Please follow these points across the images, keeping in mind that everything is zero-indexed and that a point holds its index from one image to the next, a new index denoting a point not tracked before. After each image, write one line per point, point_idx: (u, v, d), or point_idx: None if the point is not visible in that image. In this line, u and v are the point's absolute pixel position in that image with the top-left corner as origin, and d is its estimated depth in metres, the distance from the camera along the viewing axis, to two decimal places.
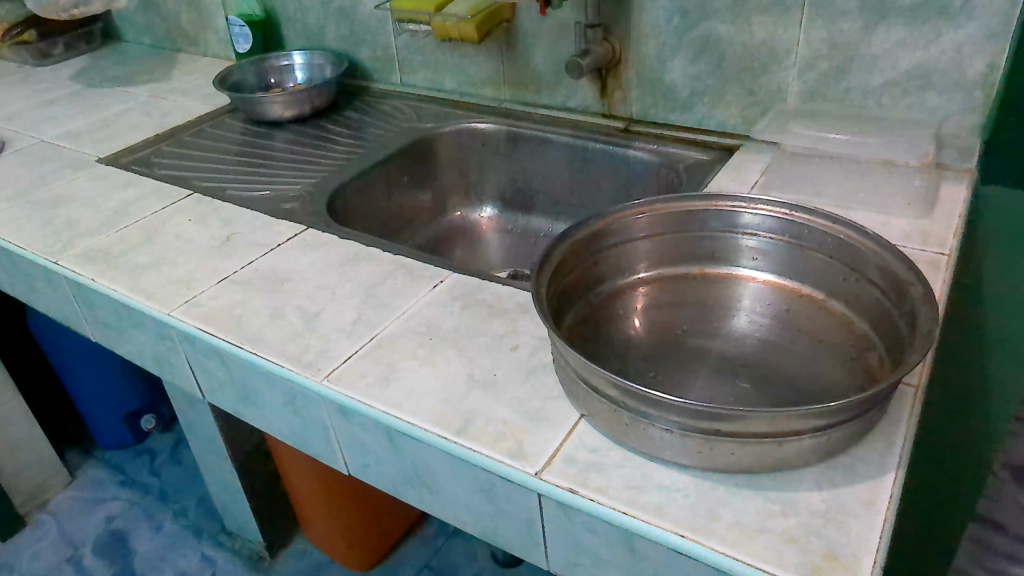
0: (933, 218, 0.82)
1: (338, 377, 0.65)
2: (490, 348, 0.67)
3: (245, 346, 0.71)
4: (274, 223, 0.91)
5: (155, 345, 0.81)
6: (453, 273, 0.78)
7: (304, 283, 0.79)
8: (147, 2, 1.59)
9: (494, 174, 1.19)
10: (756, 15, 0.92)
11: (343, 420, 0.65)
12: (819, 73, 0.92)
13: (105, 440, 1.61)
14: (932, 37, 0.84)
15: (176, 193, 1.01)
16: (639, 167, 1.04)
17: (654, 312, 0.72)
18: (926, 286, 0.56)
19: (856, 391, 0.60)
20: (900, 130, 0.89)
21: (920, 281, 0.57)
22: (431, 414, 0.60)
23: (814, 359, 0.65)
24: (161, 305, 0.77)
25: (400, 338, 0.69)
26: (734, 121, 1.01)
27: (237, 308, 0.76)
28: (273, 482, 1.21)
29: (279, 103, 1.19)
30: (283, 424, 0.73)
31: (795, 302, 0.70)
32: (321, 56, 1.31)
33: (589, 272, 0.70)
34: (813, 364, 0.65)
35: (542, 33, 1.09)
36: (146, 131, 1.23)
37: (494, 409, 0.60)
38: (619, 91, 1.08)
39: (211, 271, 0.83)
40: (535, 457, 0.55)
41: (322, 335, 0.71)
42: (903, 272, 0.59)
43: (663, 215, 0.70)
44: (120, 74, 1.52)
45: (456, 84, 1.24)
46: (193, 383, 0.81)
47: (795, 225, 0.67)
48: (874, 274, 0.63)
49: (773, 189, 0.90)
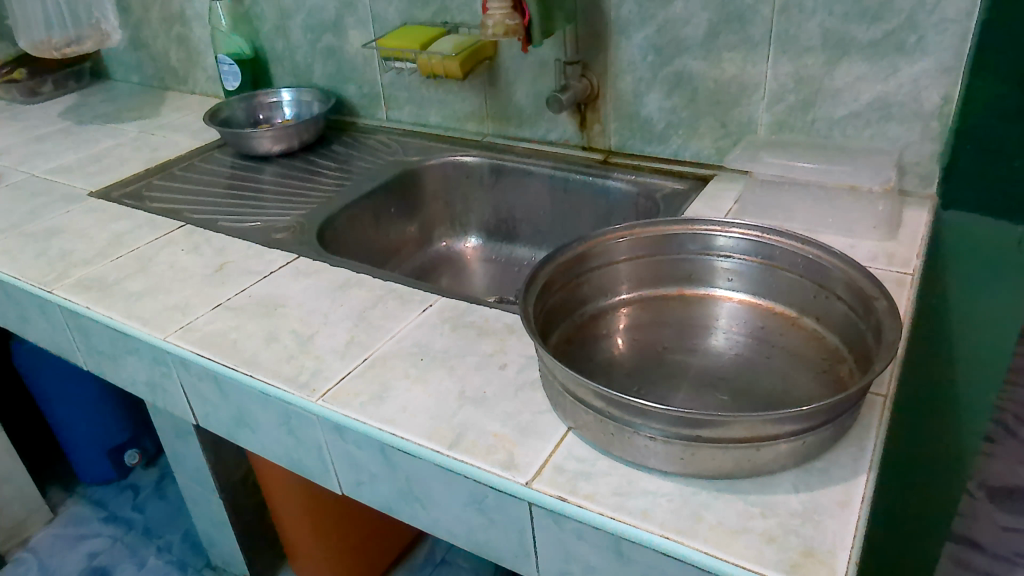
0: (897, 240, 0.86)
1: (333, 397, 0.67)
2: (479, 367, 0.70)
3: (241, 369, 0.73)
4: (266, 251, 0.94)
5: (149, 371, 0.83)
6: (442, 297, 0.81)
7: (298, 307, 0.81)
8: (136, 41, 1.63)
9: (479, 205, 1.23)
10: (726, 52, 0.98)
11: (338, 438, 0.67)
12: (786, 106, 0.97)
13: (88, 476, 1.60)
14: (890, 72, 0.89)
15: (168, 225, 1.04)
16: (619, 197, 1.08)
17: (636, 331, 0.75)
18: (891, 300, 0.59)
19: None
20: (864, 158, 0.94)
21: (885, 295, 0.60)
22: (424, 428, 0.63)
23: (789, 373, 0.68)
24: (157, 332, 0.79)
25: (392, 359, 0.72)
26: (708, 151, 1.06)
27: (232, 332, 0.78)
28: (255, 514, 1.19)
29: (269, 137, 1.23)
30: (278, 445, 0.75)
31: (770, 320, 0.73)
32: (309, 92, 1.35)
33: (573, 294, 0.73)
34: (788, 377, 0.68)
35: (523, 70, 1.14)
36: (136, 166, 1.25)
37: (485, 423, 0.63)
38: (598, 125, 1.13)
39: (204, 298, 0.85)
40: (525, 468, 0.58)
41: (316, 357, 0.73)
42: (868, 287, 0.63)
43: (643, 239, 0.74)
44: (109, 111, 1.55)
45: (441, 119, 1.28)
46: (186, 408, 0.83)
47: (767, 246, 0.71)
48: (843, 291, 0.67)
49: (746, 215, 0.94)
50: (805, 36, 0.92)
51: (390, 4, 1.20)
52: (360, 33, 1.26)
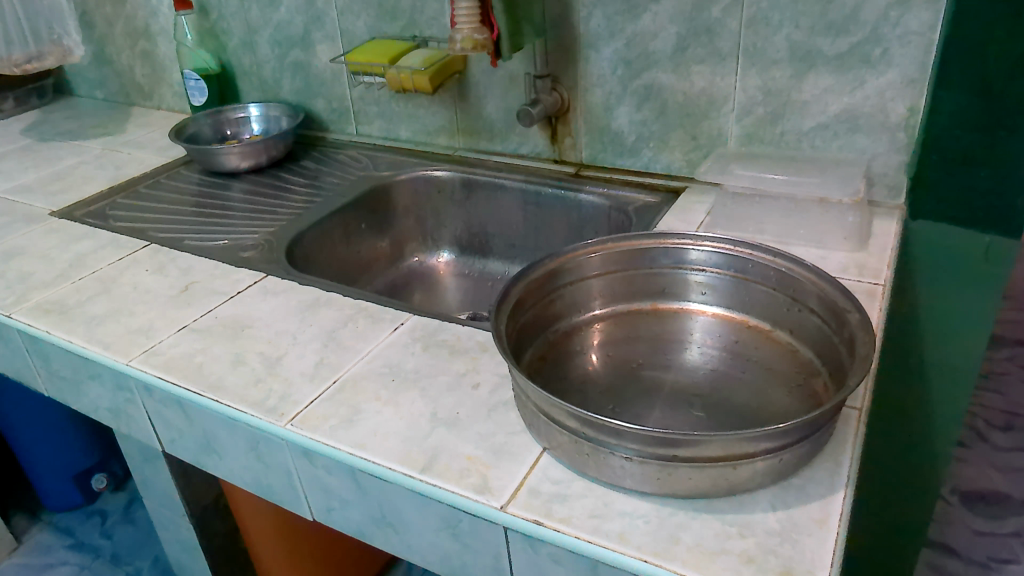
0: (867, 250, 0.86)
1: (302, 421, 0.66)
2: (451, 388, 0.68)
3: (206, 394, 0.71)
4: (233, 271, 0.92)
5: (113, 397, 0.81)
6: (413, 315, 0.80)
7: (266, 328, 0.79)
8: (100, 57, 1.60)
9: (451, 220, 1.22)
10: (695, 65, 0.98)
11: (307, 463, 0.66)
12: (756, 118, 0.98)
13: (53, 502, 1.56)
14: (857, 83, 0.90)
15: (132, 244, 1.01)
16: (590, 210, 1.08)
17: (610, 347, 0.74)
18: (863, 313, 0.59)
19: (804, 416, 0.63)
20: (833, 170, 0.94)
21: (857, 308, 0.60)
22: (396, 452, 0.61)
23: (764, 386, 0.68)
24: (119, 356, 0.77)
25: (363, 381, 0.70)
26: (679, 164, 1.06)
27: (197, 355, 0.76)
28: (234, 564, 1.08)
29: (236, 154, 1.21)
30: (246, 471, 0.73)
31: (743, 333, 0.73)
32: (278, 107, 1.33)
33: (545, 311, 0.72)
34: (763, 391, 0.67)
35: (493, 84, 1.13)
36: (100, 184, 1.23)
37: (458, 446, 0.61)
38: (569, 138, 1.12)
39: (169, 320, 0.83)
40: (499, 491, 0.57)
41: (285, 380, 0.71)
42: (841, 300, 0.63)
43: (615, 253, 0.73)
44: (73, 128, 1.52)
45: (412, 134, 1.27)
46: (152, 434, 0.81)
47: (739, 260, 0.71)
48: (815, 304, 0.66)
49: (718, 227, 0.94)
50: (773, 49, 0.93)
51: (358, 18, 1.19)
52: (328, 47, 1.25)
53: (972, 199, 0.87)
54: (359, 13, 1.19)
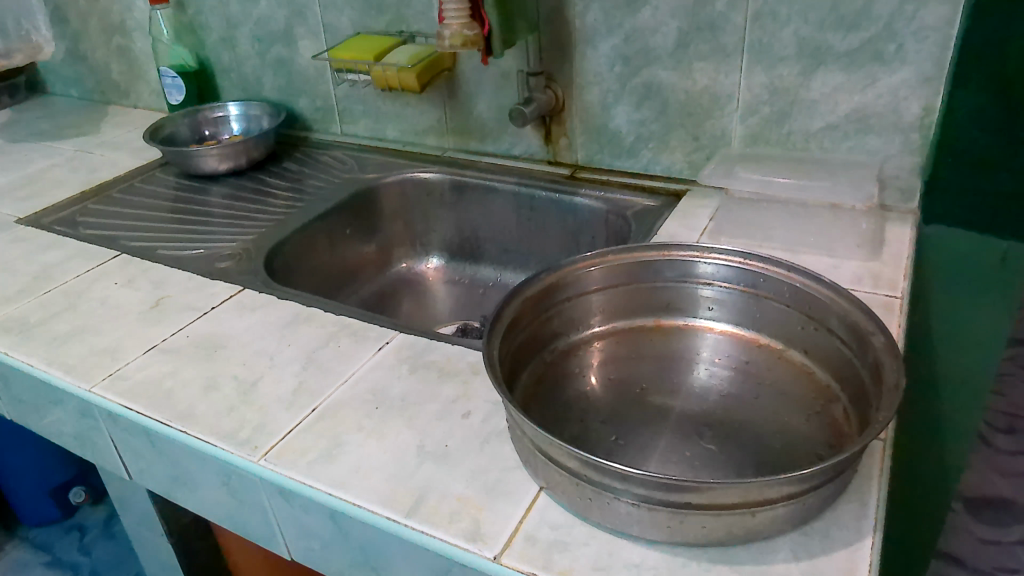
0: (881, 259, 0.82)
1: (278, 456, 0.61)
2: (441, 416, 0.63)
3: (175, 424, 0.65)
4: (208, 284, 0.86)
5: (77, 423, 0.75)
6: (400, 332, 0.75)
7: (241, 349, 0.74)
8: (74, 53, 1.54)
9: (440, 225, 1.16)
10: (697, 61, 0.93)
11: (284, 502, 0.61)
12: (761, 118, 0.93)
13: (30, 517, 1.50)
14: (869, 82, 0.85)
15: (101, 255, 0.95)
16: (587, 214, 1.03)
17: (612, 367, 0.69)
18: (889, 336, 0.54)
19: (825, 448, 0.58)
20: (844, 173, 0.89)
21: (882, 331, 0.55)
22: (380, 491, 0.56)
23: (780, 409, 0.63)
24: (83, 381, 0.72)
25: (344, 408, 0.65)
26: (680, 165, 1.01)
27: (167, 380, 0.71)
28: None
29: (215, 155, 1.15)
30: (219, 506, 0.68)
31: (754, 353, 0.68)
32: (259, 106, 1.27)
33: (540, 329, 0.67)
34: (779, 414, 0.62)
35: (483, 81, 1.08)
36: (71, 189, 1.17)
37: (447, 484, 0.56)
38: (564, 138, 1.07)
39: (138, 339, 0.77)
40: (493, 538, 0.52)
41: (260, 408, 0.66)
42: (862, 320, 0.58)
43: (617, 266, 0.68)
44: (46, 128, 1.45)
45: (399, 134, 1.21)
46: (119, 463, 0.75)
47: (751, 274, 0.66)
48: (833, 323, 0.62)
49: (722, 234, 0.89)
50: (780, 45, 0.87)
51: (342, 12, 1.13)
52: (311, 43, 1.19)
53: (993, 205, 0.82)
54: (343, 7, 1.13)
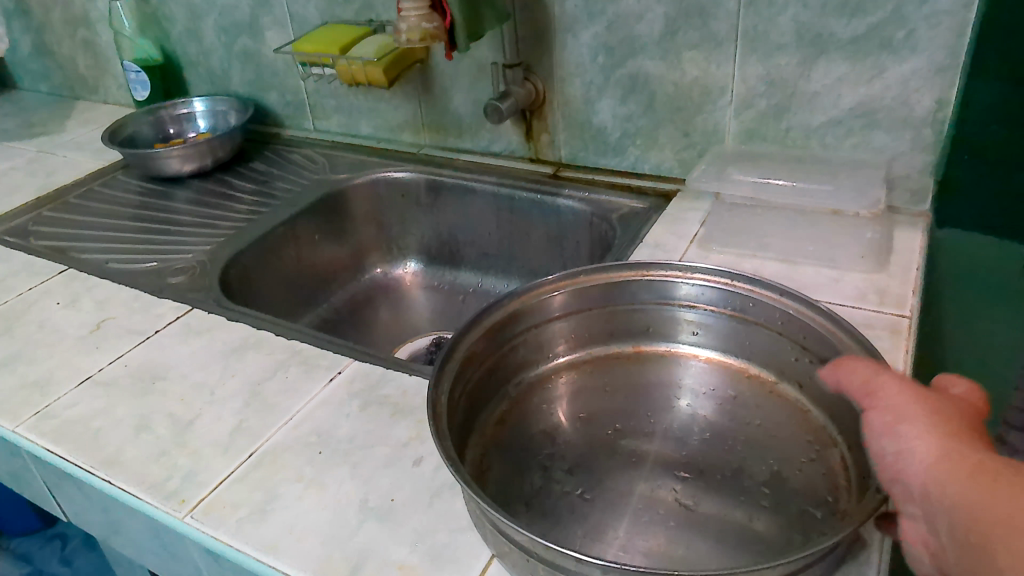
0: (889, 271, 0.74)
1: (206, 512, 0.54)
2: (389, 464, 0.56)
3: (100, 472, 0.59)
4: (155, 303, 0.80)
5: (8, 462, 0.69)
6: (355, 360, 0.68)
7: (180, 381, 0.68)
8: (40, 47, 1.47)
9: (417, 227, 1.09)
10: (686, 51, 0.85)
11: (214, 563, 0.54)
12: (757, 113, 0.85)
13: (8, 527, 1.45)
14: (876, 72, 0.77)
15: (47, 270, 0.89)
16: (570, 217, 0.95)
17: (585, 399, 0.63)
18: None
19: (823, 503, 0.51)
20: (848, 173, 0.81)
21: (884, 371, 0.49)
22: (313, 558, 0.50)
23: (766, 448, 0.56)
24: (7, 419, 0.66)
25: (284, 453, 0.58)
26: (670, 164, 0.93)
27: (97, 418, 0.64)
28: None
29: (177, 157, 1.08)
30: (153, 559, 0.61)
31: (742, 385, 0.62)
32: (225, 101, 1.20)
33: (504, 359, 0.61)
34: (767, 455, 0.56)
35: (458, 74, 1.00)
36: (26, 194, 1.10)
37: (390, 548, 0.50)
38: (546, 134, 0.99)
39: (72, 370, 0.71)
40: None
41: (193, 453, 0.60)
42: (862, 358, 0.51)
43: (589, 289, 0.62)
44: (10, 127, 1.39)
45: (373, 129, 1.14)
46: (54, 505, 0.69)
47: (738, 296, 0.60)
48: (828, 355, 0.56)
49: (714, 242, 0.81)
50: (777, 32, 0.79)
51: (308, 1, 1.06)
52: (277, 34, 1.12)
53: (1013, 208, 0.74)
54: None
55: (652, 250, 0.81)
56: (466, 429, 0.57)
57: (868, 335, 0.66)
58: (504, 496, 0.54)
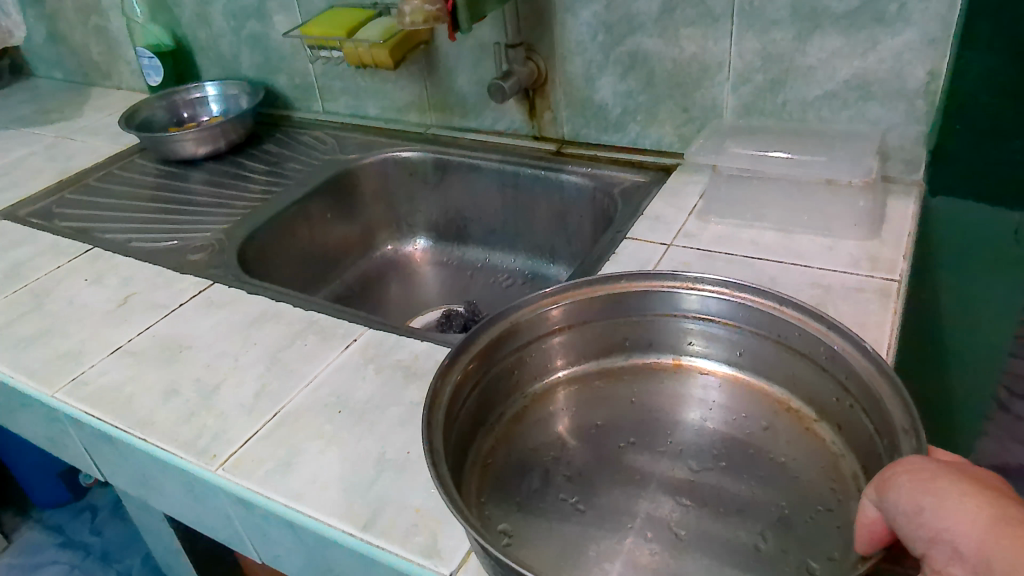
0: (880, 238, 0.77)
1: (235, 466, 0.58)
2: (404, 421, 0.60)
3: (135, 431, 0.63)
4: (177, 279, 0.84)
5: (46, 426, 0.74)
6: (369, 329, 0.72)
7: (206, 350, 0.72)
8: (54, 35, 1.50)
9: (425, 205, 1.12)
10: (685, 28, 0.87)
11: (245, 512, 0.59)
12: (754, 87, 0.87)
13: (41, 501, 1.54)
14: (869, 45, 0.79)
15: (72, 249, 0.93)
16: (573, 192, 0.98)
17: (609, 410, 0.65)
18: (920, 443, 0.45)
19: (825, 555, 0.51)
20: (841, 144, 0.84)
21: (916, 435, 0.46)
22: (336, 505, 0.54)
23: (772, 481, 0.57)
24: (45, 385, 0.70)
25: (306, 413, 0.62)
26: (670, 139, 0.96)
27: (129, 384, 0.69)
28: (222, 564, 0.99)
29: (191, 140, 1.12)
30: (186, 512, 0.66)
31: (777, 418, 0.62)
32: (236, 85, 1.23)
33: (533, 353, 0.65)
34: (774, 491, 0.56)
35: (463, 55, 1.02)
36: (48, 178, 1.14)
37: (407, 496, 0.54)
38: (549, 112, 1.02)
39: (103, 340, 0.75)
40: (450, 555, 0.49)
41: (220, 414, 0.64)
42: (899, 415, 0.49)
43: (625, 298, 0.64)
44: (28, 113, 1.42)
45: (381, 110, 1.17)
46: (90, 466, 0.74)
47: (783, 325, 0.60)
48: (865, 400, 0.54)
49: (712, 214, 0.85)
50: (772, 7, 0.82)
51: None
52: (286, 19, 1.14)
53: (996, 174, 0.77)
54: None
55: (652, 222, 0.85)
56: (479, 419, 0.61)
57: (858, 298, 0.69)
58: (500, 493, 0.58)
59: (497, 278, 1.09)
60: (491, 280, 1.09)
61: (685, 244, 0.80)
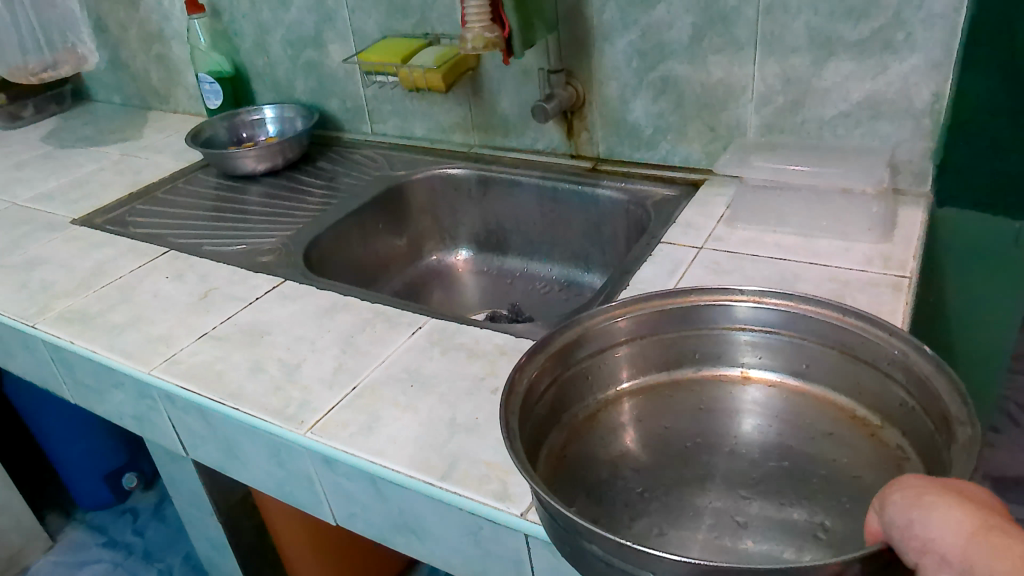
0: (893, 241, 0.84)
1: (322, 429, 0.66)
2: (470, 392, 0.68)
3: (227, 402, 0.71)
4: (251, 276, 0.92)
5: (136, 404, 0.81)
6: (431, 318, 0.79)
7: (284, 334, 0.80)
8: (117, 63, 1.61)
9: (468, 218, 1.21)
10: (711, 55, 0.96)
11: (328, 471, 0.66)
12: (775, 108, 0.96)
13: (85, 502, 1.58)
14: (880, 69, 0.88)
15: (150, 251, 1.02)
16: (608, 205, 1.06)
17: (675, 419, 0.69)
18: (972, 431, 0.48)
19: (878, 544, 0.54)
20: (856, 158, 0.92)
21: (970, 422, 0.49)
22: (415, 459, 0.61)
23: (830, 487, 0.61)
24: (141, 365, 0.78)
25: (381, 386, 0.70)
26: (698, 156, 1.04)
27: (217, 363, 0.76)
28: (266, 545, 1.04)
29: (253, 157, 1.21)
30: (268, 477, 0.73)
31: (841, 426, 0.65)
32: (292, 108, 1.33)
33: (603, 361, 0.69)
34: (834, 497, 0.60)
35: (506, 79, 1.12)
36: (119, 191, 1.24)
37: (479, 451, 0.61)
38: (585, 132, 1.11)
39: (189, 327, 0.83)
40: (520, 498, 0.56)
41: (303, 387, 0.71)
42: (956, 408, 0.52)
43: (693, 308, 0.68)
44: (92, 134, 1.53)
45: (427, 132, 1.26)
46: (175, 441, 0.81)
47: (845, 330, 0.63)
48: (924, 401, 0.57)
49: (739, 221, 0.93)
50: (791, 36, 0.91)
51: (369, 17, 1.18)
52: (340, 47, 1.25)
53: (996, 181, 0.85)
54: (370, 11, 1.18)
55: (684, 229, 0.93)
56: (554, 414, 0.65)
57: (874, 291, 0.76)
58: (570, 482, 0.63)
59: (535, 285, 1.17)
60: (529, 287, 1.18)
61: (714, 247, 0.88)
